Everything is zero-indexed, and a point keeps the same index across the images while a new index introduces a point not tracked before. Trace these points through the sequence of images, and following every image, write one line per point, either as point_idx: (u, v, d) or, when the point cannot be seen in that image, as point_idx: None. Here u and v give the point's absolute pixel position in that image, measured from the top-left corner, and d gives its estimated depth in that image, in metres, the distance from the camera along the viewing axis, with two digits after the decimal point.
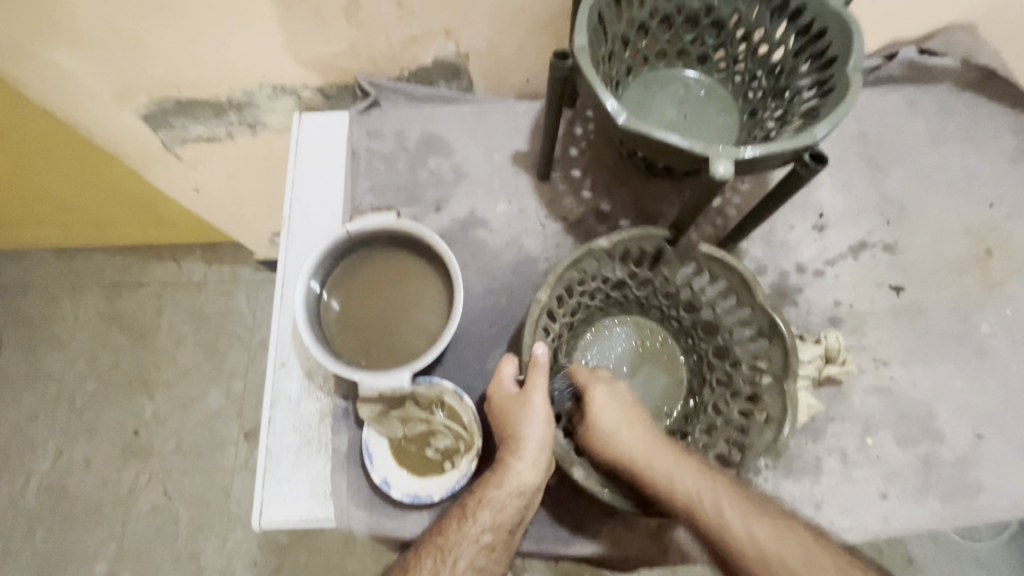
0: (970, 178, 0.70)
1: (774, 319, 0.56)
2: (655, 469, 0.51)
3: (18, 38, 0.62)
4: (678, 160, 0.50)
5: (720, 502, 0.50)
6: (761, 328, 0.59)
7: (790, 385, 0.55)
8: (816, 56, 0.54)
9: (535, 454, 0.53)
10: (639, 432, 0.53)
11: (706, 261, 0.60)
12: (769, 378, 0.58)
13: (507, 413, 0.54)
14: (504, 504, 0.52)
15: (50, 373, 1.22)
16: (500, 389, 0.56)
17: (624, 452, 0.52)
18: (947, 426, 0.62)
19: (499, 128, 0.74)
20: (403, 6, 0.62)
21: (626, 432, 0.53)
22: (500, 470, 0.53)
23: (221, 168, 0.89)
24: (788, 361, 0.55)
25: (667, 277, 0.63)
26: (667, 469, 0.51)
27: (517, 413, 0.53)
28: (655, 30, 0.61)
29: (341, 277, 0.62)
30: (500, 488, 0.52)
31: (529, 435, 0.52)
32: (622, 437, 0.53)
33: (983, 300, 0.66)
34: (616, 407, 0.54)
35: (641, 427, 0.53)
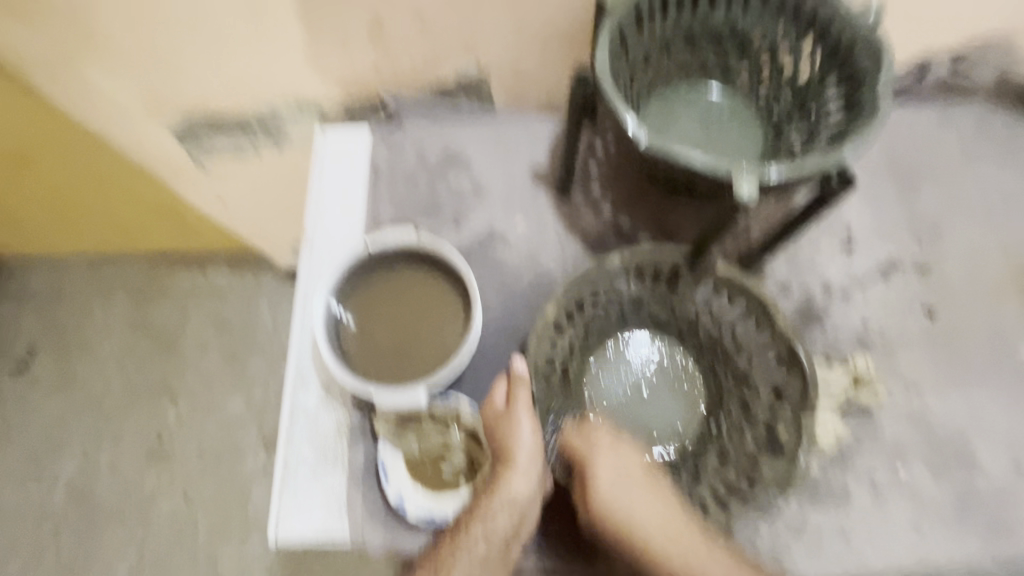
0: (1007, 198, 0.68)
1: (792, 344, 0.56)
2: (653, 532, 0.51)
3: (60, 57, 0.65)
4: (700, 180, 0.50)
5: (717, 568, 0.50)
6: (779, 356, 0.58)
7: (808, 415, 0.54)
8: (843, 74, 0.53)
9: (532, 469, 0.53)
10: (641, 496, 0.52)
11: (725, 284, 0.60)
12: (791, 410, 0.57)
13: (501, 427, 0.54)
14: (498, 516, 0.52)
15: (79, 377, 1.25)
16: (494, 403, 0.56)
17: (624, 516, 0.51)
18: (984, 456, 0.59)
19: (519, 144, 0.74)
20: (426, 24, 0.63)
21: (627, 491, 0.52)
22: (490, 484, 0.53)
23: (246, 181, 0.91)
24: (807, 391, 0.55)
25: (686, 297, 0.63)
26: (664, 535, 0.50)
27: (506, 429, 0.54)
28: (678, 48, 0.60)
29: (360, 292, 0.62)
30: (491, 499, 0.52)
31: (519, 447, 0.53)
32: (621, 497, 0.52)
33: (1023, 325, 0.63)
34: (618, 462, 0.53)
35: (640, 487, 0.53)
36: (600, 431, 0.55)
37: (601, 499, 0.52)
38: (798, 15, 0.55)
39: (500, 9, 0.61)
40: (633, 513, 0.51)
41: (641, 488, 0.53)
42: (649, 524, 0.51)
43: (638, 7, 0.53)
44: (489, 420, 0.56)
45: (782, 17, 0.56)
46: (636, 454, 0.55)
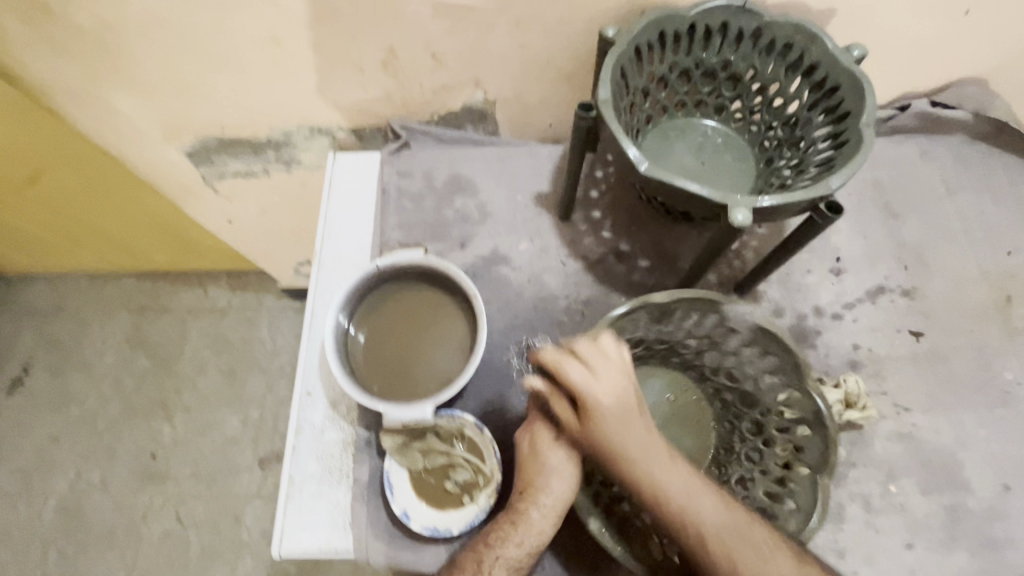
0: (986, 227, 0.71)
1: (819, 410, 0.54)
2: (640, 453, 0.48)
3: (83, 82, 0.68)
4: (698, 206, 0.52)
5: (699, 491, 0.48)
6: (804, 415, 0.57)
7: (824, 480, 0.53)
8: (830, 110, 0.57)
9: (563, 501, 0.52)
10: (635, 422, 0.48)
11: (759, 336, 0.57)
12: (806, 468, 0.56)
13: (540, 454, 0.54)
14: (526, 542, 0.51)
15: (75, 395, 1.25)
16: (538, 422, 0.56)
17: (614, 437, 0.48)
18: (972, 475, 0.61)
19: (522, 170, 0.77)
20: (437, 57, 0.66)
21: (613, 391, 0.48)
22: (518, 525, 0.52)
23: (255, 202, 0.94)
24: (828, 456, 0.53)
25: (719, 342, 0.62)
26: (658, 471, 0.48)
27: (540, 464, 0.53)
28: (675, 83, 0.64)
29: (368, 311, 0.64)
30: (518, 545, 0.51)
31: (552, 490, 0.52)
32: (614, 427, 0.48)
33: (1005, 348, 0.66)
34: (608, 369, 0.49)
35: (636, 418, 0.49)
36: (604, 342, 0.50)
37: (584, 386, 0.48)
38: (787, 56, 0.59)
39: (507, 44, 0.65)
40: (626, 434, 0.48)
41: (625, 409, 0.48)
42: (638, 449, 0.48)
43: (638, 44, 0.57)
44: (530, 442, 0.56)
45: (772, 56, 0.60)
46: (632, 381, 0.50)
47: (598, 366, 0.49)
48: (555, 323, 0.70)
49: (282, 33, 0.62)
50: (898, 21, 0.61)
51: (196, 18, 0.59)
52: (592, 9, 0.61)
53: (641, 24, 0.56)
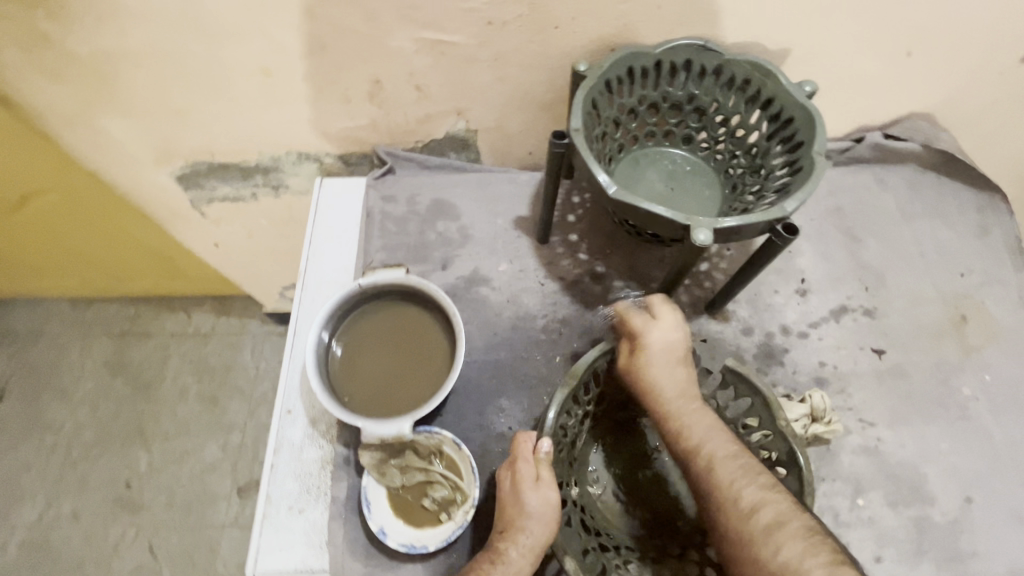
0: (940, 250, 0.75)
1: (793, 449, 0.55)
2: (674, 391, 0.58)
3: (79, 109, 0.70)
4: (664, 227, 0.55)
5: (710, 432, 0.55)
6: (780, 456, 0.58)
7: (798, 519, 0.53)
8: (787, 140, 0.61)
9: (541, 543, 0.53)
10: (678, 371, 0.59)
11: (733, 380, 0.62)
12: None
13: (519, 495, 0.55)
14: None
15: (49, 422, 1.22)
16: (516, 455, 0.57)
17: (662, 375, 0.58)
18: (936, 489, 0.63)
19: (502, 196, 0.80)
20: (421, 89, 0.70)
21: (674, 336, 0.59)
22: (497, 563, 0.53)
23: (242, 225, 0.96)
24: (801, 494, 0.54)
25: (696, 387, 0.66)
26: (678, 407, 0.57)
27: (518, 503, 0.54)
28: (644, 114, 0.68)
29: (350, 329, 0.66)
30: None
31: (529, 530, 0.53)
32: (662, 369, 0.58)
33: (962, 365, 0.69)
34: (669, 328, 0.60)
35: (681, 364, 0.59)
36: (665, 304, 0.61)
37: (647, 331, 0.59)
38: (746, 90, 0.64)
39: (487, 77, 0.69)
40: (667, 376, 0.58)
41: (675, 358, 0.59)
42: (674, 389, 0.58)
43: (607, 78, 0.61)
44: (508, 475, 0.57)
45: (733, 90, 0.65)
46: (684, 337, 0.60)
47: (658, 321, 0.60)
48: (533, 342, 0.72)
49: (274, 65, 0.65)
50: (847, 60, 0.67)
51: (191, 50, 0.63)
52: (565, 46, 0.65)
53: (610, 60, 0.60)
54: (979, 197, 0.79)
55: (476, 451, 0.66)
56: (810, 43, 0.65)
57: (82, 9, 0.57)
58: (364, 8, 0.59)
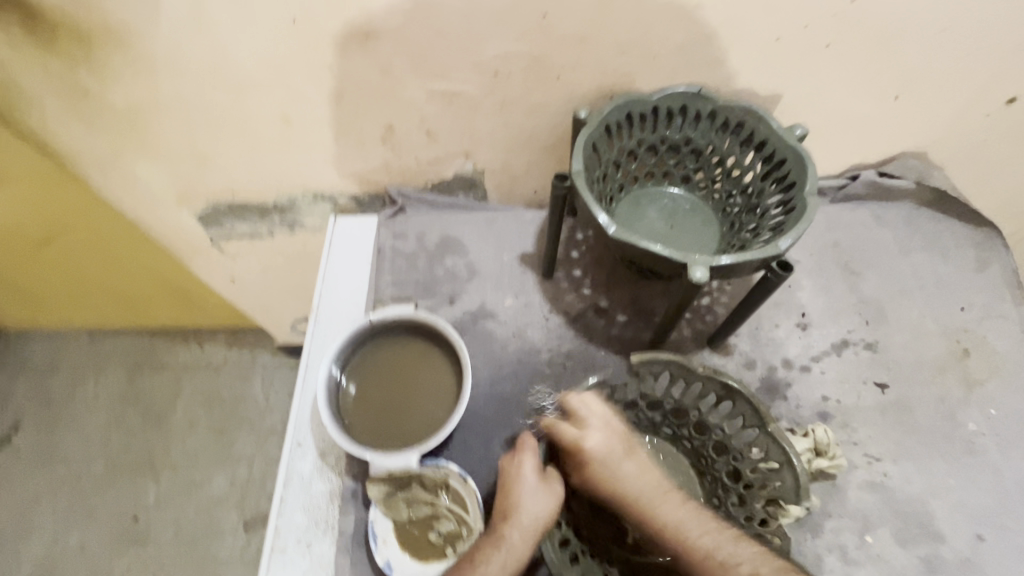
0: (940, 284, 0.77)
1: (761, 411, 0.59)
2: (636, 488, 0.55)
3: (110, 153, 0.75)
4: (663, 265, 0.58)
5: (687, 519, 0.52)
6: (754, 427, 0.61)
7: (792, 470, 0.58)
8: (780, 180, 0.64)
9: (544, 515, 0.55)
10: (631, 463, 0.56)
11: (679, 371, 0.63)
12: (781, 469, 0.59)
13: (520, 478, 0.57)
14: (507, 564, 0.53)
15: (61, 453, 1.24)
16: (515, 513, 0.55)
17: (611, 473, 0.56)
18: (945, 526, 0.62)
19: (508, 232, 0.83)
20: (431, 133, 0.74)
21: (603, 438, 0.57)
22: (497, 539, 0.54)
23: (257, 260, 0.99)
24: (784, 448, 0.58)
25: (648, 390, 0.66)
26: (641, 504, 0.54)
27: (517, 484, 0.57)
28: (643, 156, 0.71)
29: (359, 363, 0.68)
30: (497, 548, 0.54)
31: (529, 511, 0.55)
32: (610, 465, 0.56)
33: (967, 399, 0.69)
34: (602, 427, 0.58)
35: (631, 459, 0.57)
36: (586, 398, 0.59)
37: (586, 439, 0.57)
38: (740, 134, 0.67)
39: (494, 122, 0.72)
40: (620, 475, 0.55)
41: (624, 451, 0.57)
42: (634, 482, 0.55)
43: (607, 123, 0.65)
44: (499, 548, 0.54)
45: (727, 134, 0.68)
46: (624, 432, 0.59)
47: (589, 421, 0.58)
48: (537, 375, 0.73)
49: (293, 113, 0.69)
50: (837, 105, 0.70)
51: (218, 101, 0.67)
52: (567, 93, 0.69)
53: (610, 106, 0.64)
54: (976, 232, 0.80)
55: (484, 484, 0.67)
56: (801, 89, 0.68)
57: (120, 64, 0.62)
58: (379, 62, 0.63)
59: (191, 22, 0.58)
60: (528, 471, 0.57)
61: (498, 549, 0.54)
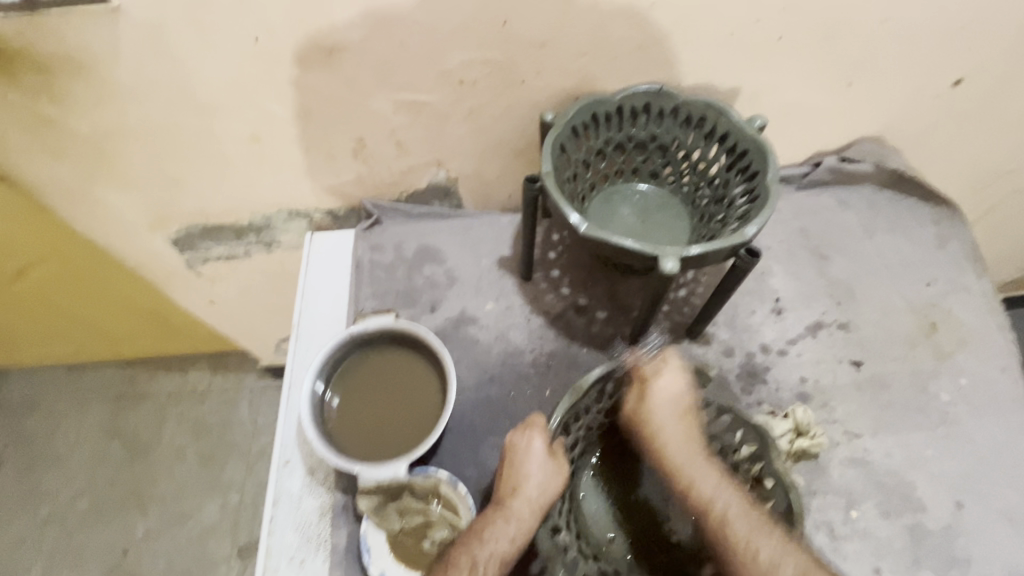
0: (905, 261, 0.79)
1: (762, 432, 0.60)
2: (684, 446, 0.59)
3: (78, 182, 0.74)
4: (636, 259, 0.59)
5: (725, 484, 0.57)
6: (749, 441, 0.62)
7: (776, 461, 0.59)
8: (744, 170, 0.66)
9: (540, 504, 0.56)
10: (681, 422, 0.61)
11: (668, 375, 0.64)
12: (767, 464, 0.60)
13: (518, 467, 0.58)
14: (496, 550, 0.53)
15: (44, 494, 1.21)
16: (524, 485, 0.56)
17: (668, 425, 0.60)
18: (926, 495, 0.64)
19: (485, 238, 0.84)
20: (402, 145, 0.75)
21: (675, 392, 0.61)
22: (482, 529, 0.55)
23: (236, 282, 0.98)
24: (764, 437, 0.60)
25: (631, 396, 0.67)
26: (690, 461, 0.59)
27: (514, 474, 0.57)
28: (612, 154, 0.73)
29: (343, 377, 0.68)
30: (482, 542, 0.54)
31: (521, 497, 0.56)
32: (664, 417, 0.61)
33: (937, 371, 0.71)
34: (669, 389, 0.61)
35: (682, 418, 0.61)
36: (676, 362, 0.63)
37: (660, 389, 0.61)
38: (703, 127, 0.68)
39: (463, 129, 0.73)
40: (666, 428, 0.60)
41: (677, 408, 0.61)
42: (679, 433, 0.60)
43: (573, 125, 0.66)
44: (509, 522, 0.55)
45: (691, 128, 0.69)
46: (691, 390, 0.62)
47: (670, 373, 0.62)
48: (522, 377, 0.74)
49: (263, 132, 0.70)
50: (794, 95, 0.72)
51: (185, 123, 0.67)
52: (533, 98, 0.70)
53: (575, 108, 0.65)
54: (935, 209, 0.83)
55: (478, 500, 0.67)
56: (757, 83, 0.70)
57: (83, 93, 0.62)
58: (345, 77, 0.64)
59: (154, 46, 0.58)
60: (530, 467, 0.57)
61: (507, 522, 0.55)
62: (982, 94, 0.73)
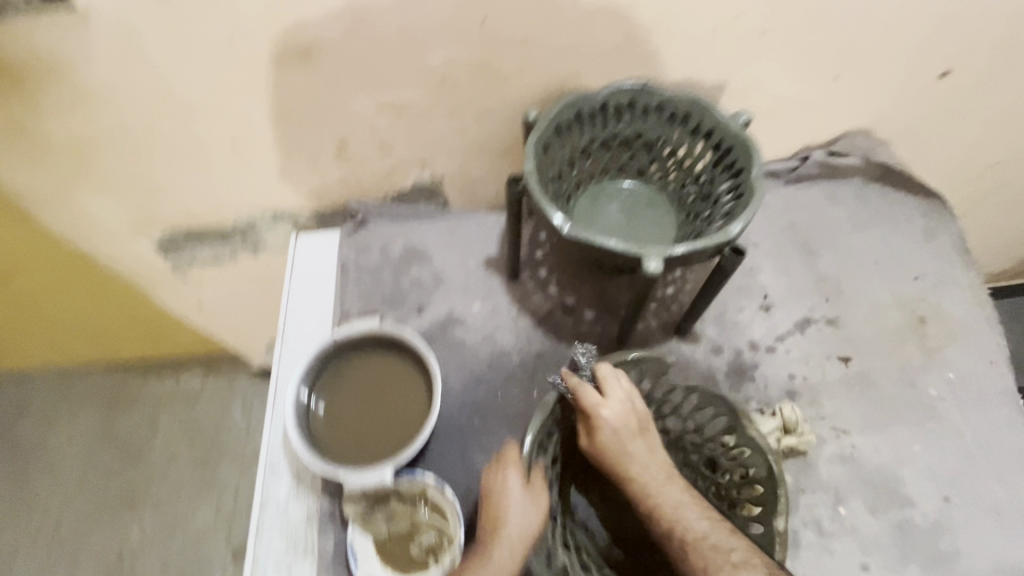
0: (893, 255, 0.79)
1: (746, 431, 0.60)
2: (641, 470, 0.56)
3: (56, 188, 0.73)
4: (620, 260, 0.58)
5: (686, 502, 0.55)
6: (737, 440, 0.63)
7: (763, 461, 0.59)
8: (729, 167, 0.65)
9: (520, 548, 0.53)
10: (637, 442, 0.57)
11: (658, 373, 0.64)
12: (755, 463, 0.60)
13: (495, 506, 0.56)
14: None
15: (36, 501, 1.20)
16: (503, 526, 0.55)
17: (621, 451, 0.57)
18: (914, 491, 0.64)
19: (471, 238, 0.83)
20: (385, 145, 0.73)
21: (621, 412, 0.57)
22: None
23: (223, 285, 0.97)
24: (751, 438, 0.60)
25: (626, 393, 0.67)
26: (652, 481, 0.56)
27: (494, 514, 0.56)
28: (597, 152, 0.72)
29: (328, 382, 0.67)
30: None
31: (501, 539, 0.54)
32: (613, 443, 0.57)
33: (925, 366, 0.71)
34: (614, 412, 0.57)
35: (637, 437, 0.58)
36: (619, 381, 0.59)
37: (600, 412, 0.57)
38: (688, 124, 0.68)
39: (446, 129, 0.72)
40: (628, 452, 0.57)
41: (630, 426, 0.57)
42: (627, 454, 0.56)
43: (557, 123, 0.65)
44: (489, 566, 0.52)
45: (676, 125, 0.69)
46: (638, 404, 0.59)
47: (614, 393, 0.58)
48: (510, 379, 0.73)
49: (242, 135, 0.69)
50: (781, 89, 0.71)
51: (163, 127, 0.66)
52: (515, 96, 0.69)
53: (558, 106, 0.64)
54: (924, 202, 0.83)
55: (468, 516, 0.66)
56: (742, 78, 0.69)
57: (54, 99, 0.61)
58: (323, 77, 0.63)
59: (125, 49, 0.57)
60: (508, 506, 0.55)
61: (487, 567, 0.53)
62: (969, 87, 0.72)
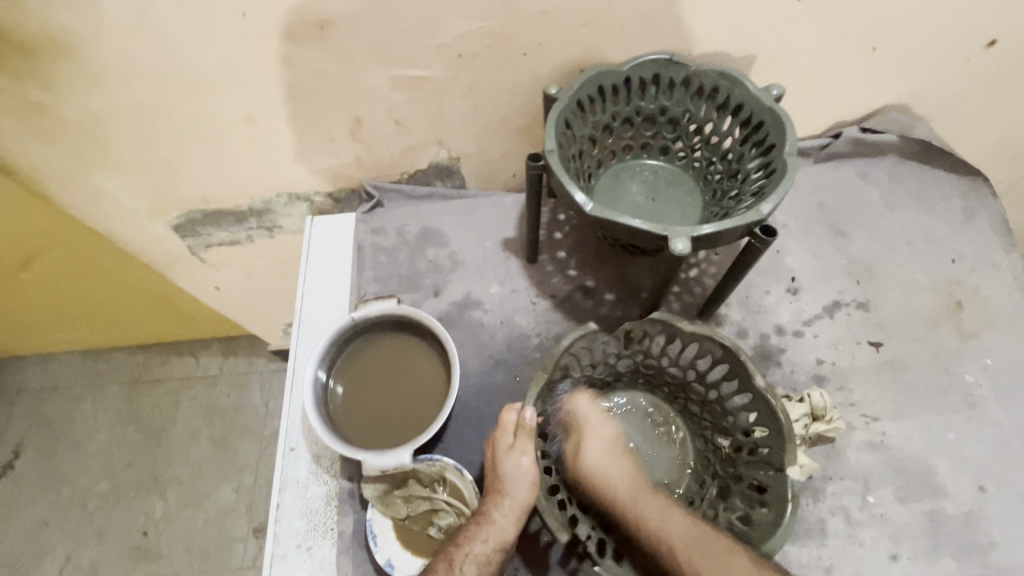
0: (929, 237, 0.75)
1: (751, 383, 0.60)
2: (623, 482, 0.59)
3: (73, 168, 0.73)
4: (644, 240, 0.56)
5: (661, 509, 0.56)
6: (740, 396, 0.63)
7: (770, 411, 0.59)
8: (759, 144, 0.63)
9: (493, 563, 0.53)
10: (594, 456, 0.60)
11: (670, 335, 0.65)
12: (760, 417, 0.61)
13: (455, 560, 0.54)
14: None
15: (64, 477, 1.23)
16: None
17: (596, 470, 0.60)
18: (948, 480, 0.62)
19: (489, 219, 0.82)
20: (401, 123, 0.72)
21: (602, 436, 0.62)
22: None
23: (240, 267, 0.97)
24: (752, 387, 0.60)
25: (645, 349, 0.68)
26: (625, 496, 0.58)
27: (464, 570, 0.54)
28: (619, 129, 0.69)
29: (346, 364, 0.66)
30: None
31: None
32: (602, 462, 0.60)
33: (961, 352, 0.68)
34: (599, 435, 0.62)
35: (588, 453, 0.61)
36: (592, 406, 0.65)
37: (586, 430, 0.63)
38: (715, 99, 0.65)
39: (464, 106, 0.70)
40: (599, 467, 0.60)
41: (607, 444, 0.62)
42: (620, 474, 0.59)
43: (579, 98, 0.63)
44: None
45: (703, 99, 0.66)
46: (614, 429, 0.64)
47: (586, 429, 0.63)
48: (528, 362, 0.72)
49: (257, 113, 0.67)
50: (814, 60, 0.68)
51: (177, 106, 0.65)
52: (535, 70, 0.67)
53: (580, 80, 0.61)
54: (961, 182, 0.79)
55: (516, 563, 0.62)
56: (773, 50, 0.66)
57: (69, 76, 0.60)
58: (338, 52, 0.61)
59: (137, 24, 0.56)
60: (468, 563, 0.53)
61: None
62: (1017, 57, 0.68)
